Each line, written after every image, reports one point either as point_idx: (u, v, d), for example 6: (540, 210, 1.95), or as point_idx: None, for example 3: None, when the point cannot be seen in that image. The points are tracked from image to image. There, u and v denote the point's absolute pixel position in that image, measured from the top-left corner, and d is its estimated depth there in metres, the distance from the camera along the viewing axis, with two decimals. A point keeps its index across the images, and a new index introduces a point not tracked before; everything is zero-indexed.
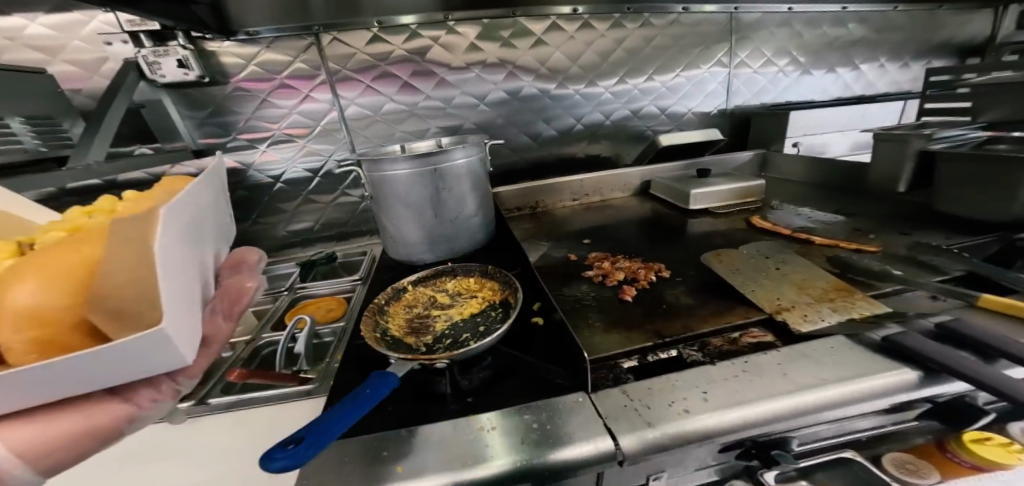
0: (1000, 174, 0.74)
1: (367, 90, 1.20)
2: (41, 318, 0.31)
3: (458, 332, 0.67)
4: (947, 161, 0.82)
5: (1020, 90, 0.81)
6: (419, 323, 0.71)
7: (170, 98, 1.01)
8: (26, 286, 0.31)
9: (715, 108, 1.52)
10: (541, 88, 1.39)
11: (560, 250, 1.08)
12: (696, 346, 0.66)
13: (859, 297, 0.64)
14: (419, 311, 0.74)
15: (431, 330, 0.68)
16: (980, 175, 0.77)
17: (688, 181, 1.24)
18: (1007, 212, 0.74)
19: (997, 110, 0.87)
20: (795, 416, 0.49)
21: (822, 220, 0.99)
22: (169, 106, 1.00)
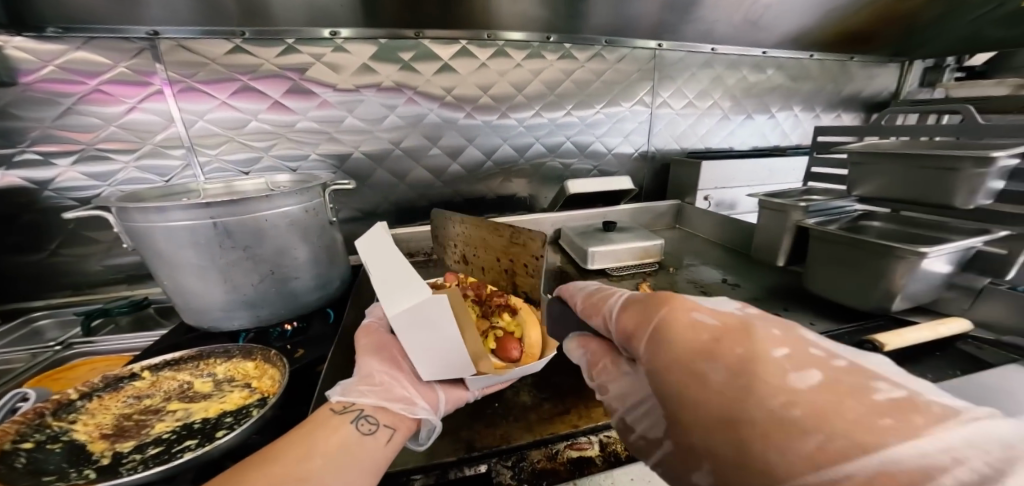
0: (861, 260, 0.70)
1: (223, 106, 1.02)
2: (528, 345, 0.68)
3: (176, 440, 0.54)
4: (817, 240, 0.78)
5: (890, 164, 0.77)
6: (131, 424, 0.57)
7: None
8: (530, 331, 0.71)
9: (636, 149, 1.45)
10: (446, 116, 1.25)
11: None
12: (511, 460, 0.53)
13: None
14: (150, 404, 0.61)
15: (139, 432, 0.55)
16: (843, 257, 0.73)
17: (592, 236, 1.13)
18: (867, 298, 0.71)
19: (870, 184, 0.82)
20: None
21: (708, 291, 0.88)
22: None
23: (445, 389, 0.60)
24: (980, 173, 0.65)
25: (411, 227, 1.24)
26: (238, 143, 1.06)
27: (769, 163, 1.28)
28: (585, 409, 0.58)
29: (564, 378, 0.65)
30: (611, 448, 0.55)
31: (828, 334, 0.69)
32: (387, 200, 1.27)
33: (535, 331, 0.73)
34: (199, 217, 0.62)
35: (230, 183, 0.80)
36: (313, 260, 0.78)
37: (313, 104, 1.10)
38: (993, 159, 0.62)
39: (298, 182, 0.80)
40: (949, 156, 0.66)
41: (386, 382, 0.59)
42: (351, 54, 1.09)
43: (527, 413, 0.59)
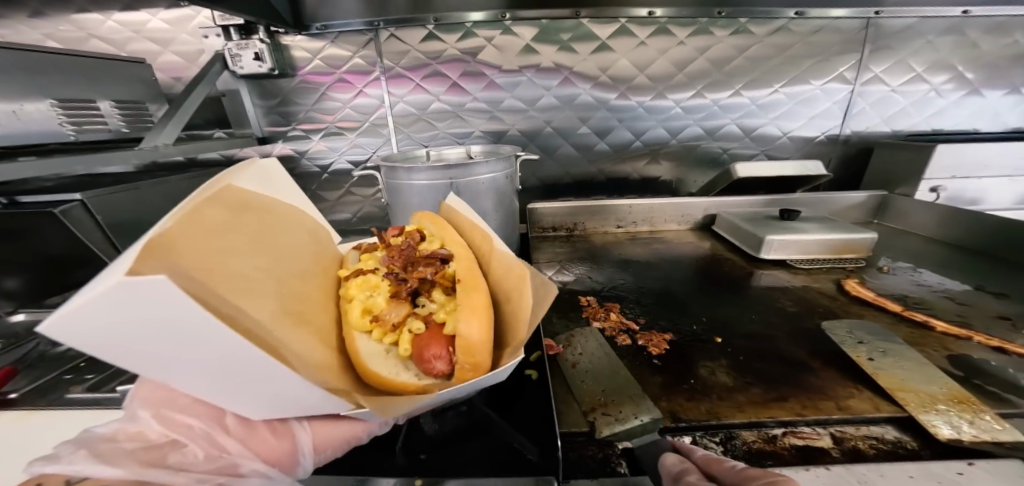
0: None
1: (416, 88, 1.19)
2: (470, 348, 0.48)
3: None
4: None
5: None
6: None
7: (247, 88, 1.13)
8: (466, 322, 0.49)
9: (823, 133, 1.20)
10: (600, 98, 1.24)
11: (586, 280, 0.96)
12: (719, 437, 0.51)
13: (984, 412, 0.46)
14: None
15: None
16: None
17: (765, 224, 1.01)
18: None
19: None
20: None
21: (957, 298, 0.71)
22: (244, 96, 1.13)
23: (315, 429, 0.47)
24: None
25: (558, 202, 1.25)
26: (424, 121, 1.23)
27: None
28: (808, 402, 0.52)
29: (773, 368, 0.59)
30: (847, 444, 0.47)
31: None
32: (536, 177, 1.33)
33: (475, 322, 0.50)
34: (436, 177, 0.76)
35: (437, 152, 0.93)
36: (505, 221, 0.88)
37: (482, 85, 1.21)
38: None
39: (492, 154, 0.90)
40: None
41: (216, 424, 0.44)
42: (523, 37, 1.16)
43: (733, 394, 0.56)
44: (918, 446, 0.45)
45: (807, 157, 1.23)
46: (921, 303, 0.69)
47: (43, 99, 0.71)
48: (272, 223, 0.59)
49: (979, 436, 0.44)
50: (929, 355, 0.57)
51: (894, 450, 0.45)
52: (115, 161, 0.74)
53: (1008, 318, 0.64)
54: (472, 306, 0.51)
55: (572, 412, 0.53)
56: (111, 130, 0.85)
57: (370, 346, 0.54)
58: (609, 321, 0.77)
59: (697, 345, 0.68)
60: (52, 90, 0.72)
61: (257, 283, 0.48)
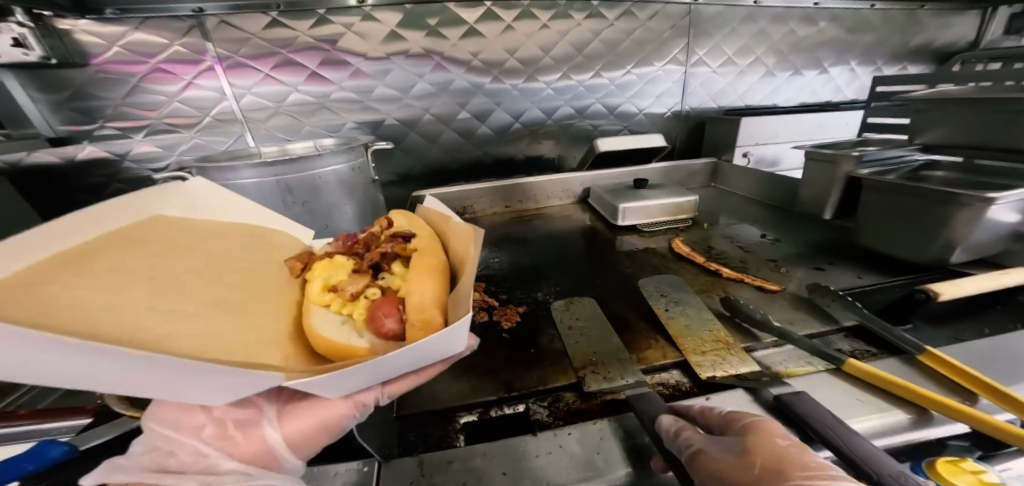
0: (921, 211, 0.61)
1: (265, 79, 1.03)
2: (422, 313, 0.47)
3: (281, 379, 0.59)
4: (873, 192, 0.68)
5: (965, 111, 0.62)
6: None
7: (18, 81, 0.91)
8: (421, 289, 0.49)
9: (668, 110, 1.35)
10: (474, 82, 1.17)
11: None
12: (546, 401, 0.56)
13: (735, 350, 0.56)
14: None
15: None
16: (901, 209, 0.64)
17: (622, 193, 1.11)
18: (920, 253, 0.63)
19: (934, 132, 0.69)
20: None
21: (747, 247, 0.87)
22: (15, 91, 0.90)
23: (285, 423, 0.46)
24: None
25: (443, 188, 1.22)
26: (283, 115, 1.08)
27: (817, 117, 1.19)
28: (618, 353, 0.59)
29: (602, 325, 0.65)
30: None
31: (877, 286, 0.66)
32: (419, 164, 1.21)
33: (428, 285, 0.50)
34: (260, 176, 0.69)
35: (281, 147, 0.85)
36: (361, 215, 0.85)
37: (346, 74, 1.07)
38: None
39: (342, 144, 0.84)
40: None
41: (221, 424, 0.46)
42: (383, 24, 1.04)
43: (561, 358, 0.62)
44: (692, 385, 0.55)
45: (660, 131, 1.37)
46: (720, 253, 0.85)
47: None
48: (212, 239, 0.55)
49: (726, 371, 0.54)
50: (710, 298, 0.70)
51: (674, 391, 0.54)
52: None
53: (774, 260, 0.79)
54: (421, 272, 0.52)
55: (417, 398, 0.57)
56: None
57: (328, 320, 0.50)
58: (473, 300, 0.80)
59: (543, 313, 0.74)
60: None
61: (180, 295, 0.44)
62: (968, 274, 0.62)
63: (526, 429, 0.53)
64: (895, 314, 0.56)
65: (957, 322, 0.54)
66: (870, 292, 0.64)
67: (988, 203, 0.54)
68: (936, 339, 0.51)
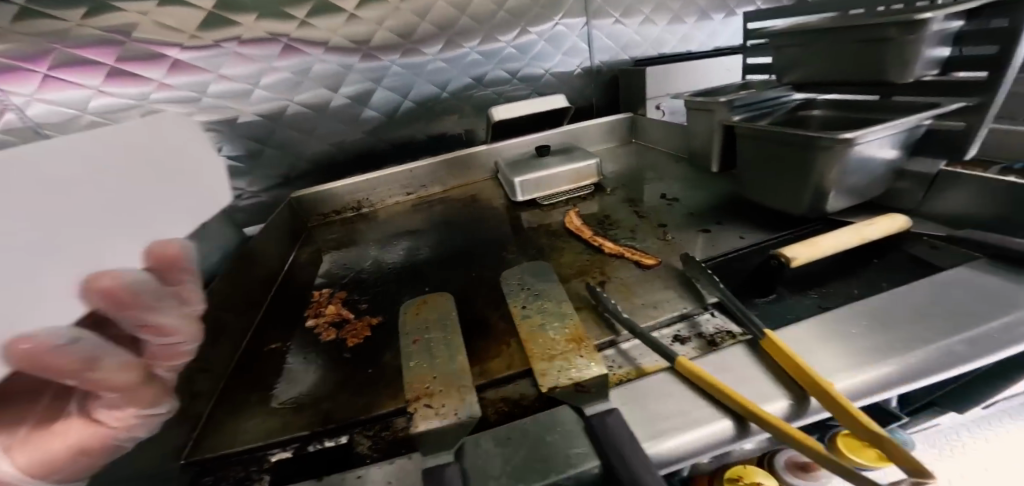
0: (793, 158, 0.54)
1: (45, 81, 0.78)
2: None
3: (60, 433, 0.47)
4: (746, 140, 0.60)
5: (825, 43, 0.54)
6: None
7: None
8: None
9: (577, 67, 1.21)
10: (342, 62, 1.00)
11: (336, 267, 0.85)
12: (374, 429, 0.46)
13: (588, 348, 0.48)
14: None
15: None
16: (775, 157, 0.56)
17: (523, 164, 0.99)
18: (798, 205, 0.56)
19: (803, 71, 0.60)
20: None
21: (641, 212, 0.79)
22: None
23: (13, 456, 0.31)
24: (923, 35, 0.42)
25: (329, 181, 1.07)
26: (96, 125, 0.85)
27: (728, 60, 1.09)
28: (458, 377, 0.48)
29: (449, 337, 0.55)
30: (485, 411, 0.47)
31: (758, 246, 0.58)
32: (299, 158, 1.04)
33: None
34: None
35: None
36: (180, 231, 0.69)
37: (163, 69, 0.87)
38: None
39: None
40: (883, 20, 0.43)
41: None
42: (197, 6, 0.85)
43: (397, 378, 0.53)
44: (535, 397, 0.48)
45: (570, 93, 1.24)
46: (612, 225, 0.76)
47: None
48: None
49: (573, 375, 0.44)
50: (576, 287, 0.63)
51: (513, 407, 0.47)
52: None
53: (662, 226, 0.72)
54: None
55: (219, 436, 0.47)
56: None
57: None
58: (323, 315, 0.67)
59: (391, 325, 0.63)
60: None
61: None
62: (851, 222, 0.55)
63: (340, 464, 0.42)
64: (755, 286, 0.50)
65: (826, 283, 0.48)
66: (743, 257, 0.57)
67: (850, 141, 0.46)
68: (795, 309, 0.45)
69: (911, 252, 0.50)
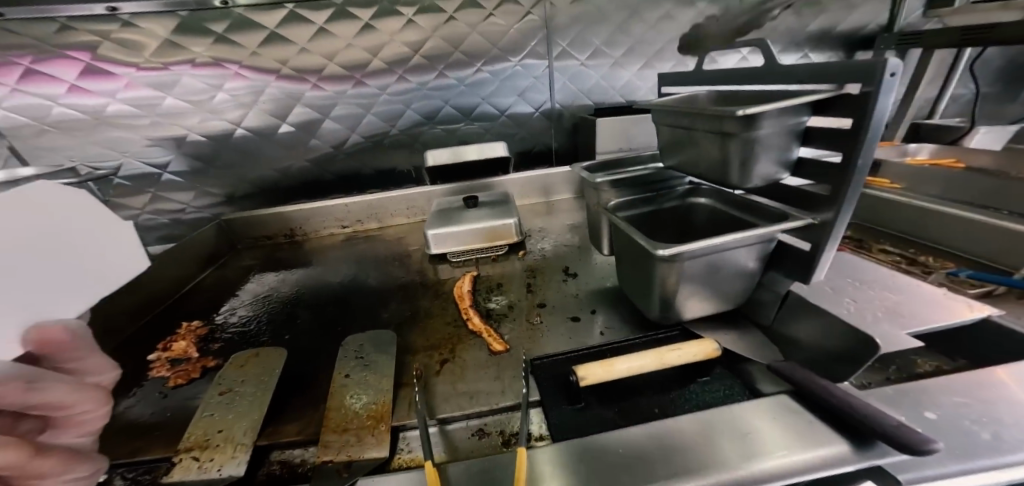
0: (642, 262, 0.51)
1: (15, 93, 0.89)
2: None
3: None
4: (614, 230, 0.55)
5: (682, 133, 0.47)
6: None
7: None
8: None
9: (537, 108, 1.17)
10: (289, 92, 1.02)
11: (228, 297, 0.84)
12: (134, 472, 0.43)
13: (383, 429, 0.46)
14: None
15: None
16: (631, 254, 0.53)
17: (446, 213, 0.94)
18: (649, 308, 0.54)
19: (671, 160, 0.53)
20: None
21: (533, 284, 0.75)
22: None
23: None
24: (759, 137, 0.37)
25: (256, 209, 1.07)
26: (57, 134, 0.94)
27: None
28: (241, 435, 0.46)
29: (262, 395, 0.52)
30: (264, 470, 0.44)
31: (606, 348, 0.56)
32: (241, 178, 1.07)
33: None
34: None
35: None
36: None
37: (121, 84, 0.94)
38: (859, 98, 0.35)
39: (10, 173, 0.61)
40: (717, 112, 0.38)
41: None
42: (133, 26, 0.90)
43: (189, 421, 0.49)
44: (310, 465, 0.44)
45: (526, 135, 1.20)
46: (496, 295, 0.73)
47: None
48: None
49: (347, 452, 0.44)
50: (420, 359, 0.59)
51: (287, 473, 0.44)
52: None
53: (540, 307, 0.68)
54: None
55: None
56: None
57: None
58: (170, 351, 0.64)
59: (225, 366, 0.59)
60: None
61: None
62: (699, 337, 0.54)
63: None
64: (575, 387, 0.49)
65: (631, 400, 0.47)
66: (594, 352, 0.55)
67: (672, 258, 0.45)
68: (590, 424, 0.44)
69: (740, 374, 0.48)
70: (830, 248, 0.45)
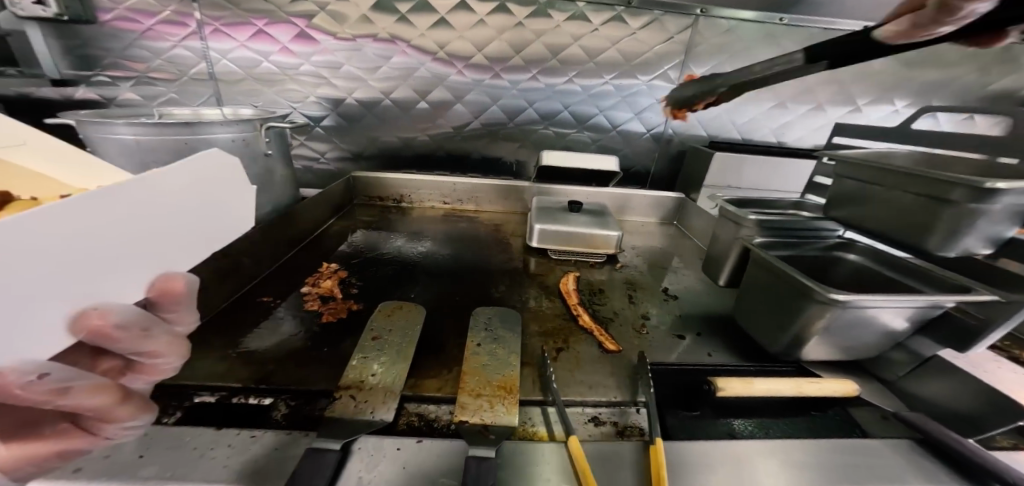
0: (789, 302, 0.51)
1: (240, 48, 1.04)
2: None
3: None
4: (758, 265, 0.56)
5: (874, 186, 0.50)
6: None
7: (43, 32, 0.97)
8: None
9: (649, 130, 1.18)
10: (437, 73, 1.11)
11: (347, 245, 0.93)
12: (300, 401, 0.51)
13: (511, 399, 0.52)
14: None
15: None
16: (773, 291, 0.54)
17: (549, 213, 0.97)
18: (776, 343, 0.55)
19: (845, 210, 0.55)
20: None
21: (634, 296, 0.77)
22: (34, 40, 0.97)
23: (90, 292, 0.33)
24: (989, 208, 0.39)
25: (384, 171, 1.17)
26: (252, 82, 1.08)
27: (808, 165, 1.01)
28: (389, 384, 0.53)
29: (405, 346, 0.60)
30: (403, 418, 0.51)
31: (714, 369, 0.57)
32: (371, 141, 1.19)
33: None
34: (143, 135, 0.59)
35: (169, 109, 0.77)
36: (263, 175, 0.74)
37: (314, 49, 1.06)
38: None
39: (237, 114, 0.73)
40: (951, 178, 0.40)
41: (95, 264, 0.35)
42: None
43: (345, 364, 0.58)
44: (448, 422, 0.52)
45: (636, 152, 1.21)
46: (600, 300, 0.76)
47: None
48: None
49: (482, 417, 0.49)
50: (535, 346, 0.65)
51: (423, 425, 0.51)
52: None
53: (645, 319, 0.70)
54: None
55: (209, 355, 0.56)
56: None
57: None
58: (319, 287, 0.74)
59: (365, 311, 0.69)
60: None
61: None
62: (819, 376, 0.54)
63: (252, 420, 0.48)
64: (685, 400, 0.52)
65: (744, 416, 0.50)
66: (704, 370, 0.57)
67: (836, 304, 0.45)
68: (706, 433, 0.47)
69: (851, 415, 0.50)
70: (1001, 328, 0.47)
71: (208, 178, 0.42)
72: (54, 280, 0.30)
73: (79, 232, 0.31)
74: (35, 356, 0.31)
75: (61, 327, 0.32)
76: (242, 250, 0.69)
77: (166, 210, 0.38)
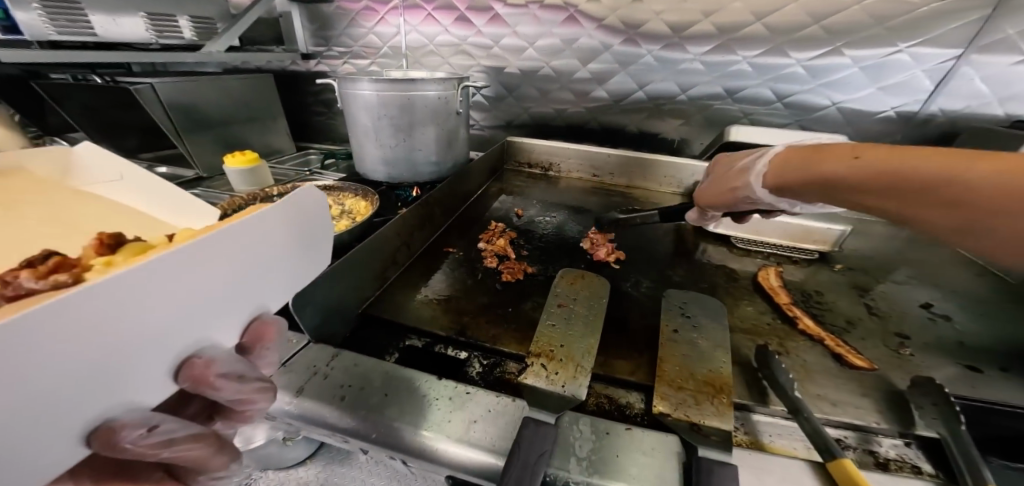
0: None
1: (428, 18, 1.10)
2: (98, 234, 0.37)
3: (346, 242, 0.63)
4: None
5: None
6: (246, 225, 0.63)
7: (298, 12, 1.16)
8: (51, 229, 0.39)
9: (892, 107, 0.93)
10: (604, 42, 1.03)
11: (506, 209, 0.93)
12: (489, 361, 0.51)
13: (724, 401, 0.42)
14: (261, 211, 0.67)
15: None
16: None
17: None
18: None
19: None
20: (478, 476, 0.37)
21: (874, 307, 0.62)
22: (295, 19, 1.17)
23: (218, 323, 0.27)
24: None
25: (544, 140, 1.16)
26: (434, 52, 1.15)
27: None
28: (579, 357, 0.47)
29: (591, 318, 0.55)
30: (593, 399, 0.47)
31: None
32: (526, 113, 1.18)
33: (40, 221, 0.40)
34: (378, 89, 0.69)
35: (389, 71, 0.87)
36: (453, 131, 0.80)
37: (485, 19, 1.08)
38: None
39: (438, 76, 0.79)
40: None
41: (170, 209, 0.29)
42: None
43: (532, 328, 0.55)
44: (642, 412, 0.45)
45: (858, 133, 0.97)
46: (821, 304, 0.62)
47: (135, 12, 0.86)
48: None
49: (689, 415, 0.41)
50: (745, 344, 0.54)
51: (614, 410, 0.45)
52: (150, 56, 0.82)
53: (903, 337, 0.55)
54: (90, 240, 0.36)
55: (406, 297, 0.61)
56: (185, 39, 0.98)
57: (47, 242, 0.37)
58: (493, 245, 0.75)
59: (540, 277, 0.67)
60: (142, 6, 0.87)
61: None
62: None
63: (451, 373, 0.48)
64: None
65: None
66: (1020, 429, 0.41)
67: None
68: None
69: None
70: None
71: (310, 216, 0.34)
72: (155, 341, 0.24)
73: (197, 271, 0.25)
74: (138, 407, 0.24)
75: (159, 378, 0.25)
76: (435, 201, 0.75)
77: (272, 248, 0.31)
